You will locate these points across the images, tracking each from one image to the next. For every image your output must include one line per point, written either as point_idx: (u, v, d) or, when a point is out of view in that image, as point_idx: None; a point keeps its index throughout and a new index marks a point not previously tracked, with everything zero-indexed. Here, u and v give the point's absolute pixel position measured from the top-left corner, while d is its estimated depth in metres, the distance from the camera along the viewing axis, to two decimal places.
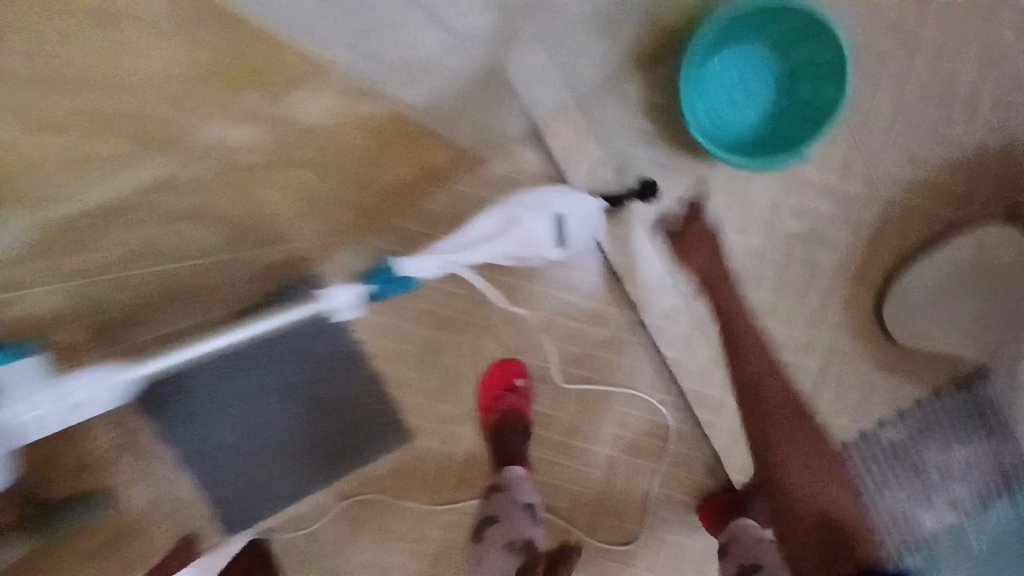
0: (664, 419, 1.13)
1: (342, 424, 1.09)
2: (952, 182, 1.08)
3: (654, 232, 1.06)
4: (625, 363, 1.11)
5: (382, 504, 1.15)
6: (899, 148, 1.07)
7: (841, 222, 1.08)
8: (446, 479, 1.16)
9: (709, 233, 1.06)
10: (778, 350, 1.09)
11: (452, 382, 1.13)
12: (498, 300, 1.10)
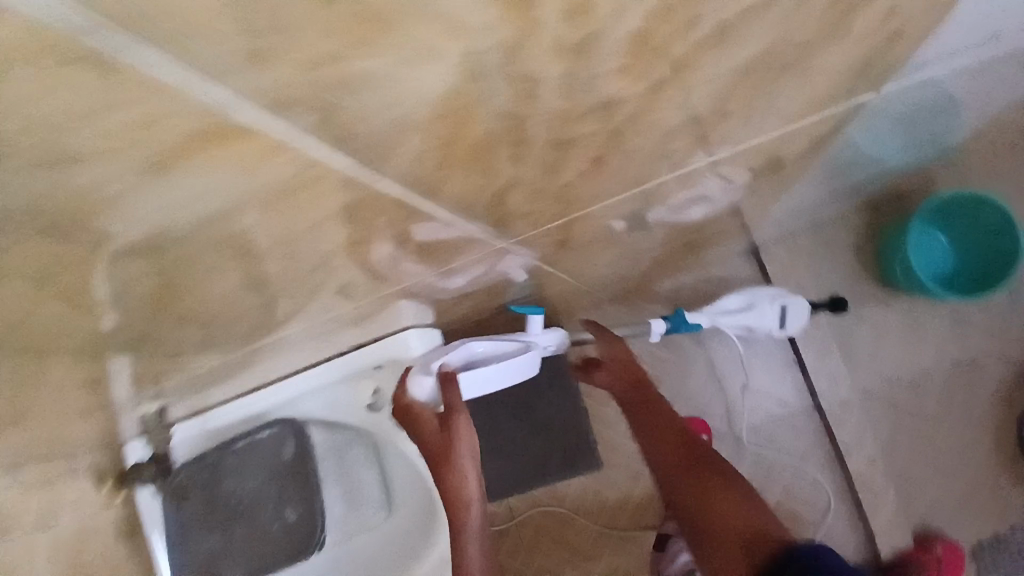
0: (824, 494, 1.28)
1: (549, 444, 1.32)
2: None
3: (838, 337, 1.31)
4: (798, 439, 1.30)
5: (567, 516, 1.34)
6: None
7: (1006, 356, 1.27)
8: (626, 506, 1.35)
9: (873, 343, 1.30)
10: (938, 455, 1.26)
11: None
12: (697, 367, 1.34)
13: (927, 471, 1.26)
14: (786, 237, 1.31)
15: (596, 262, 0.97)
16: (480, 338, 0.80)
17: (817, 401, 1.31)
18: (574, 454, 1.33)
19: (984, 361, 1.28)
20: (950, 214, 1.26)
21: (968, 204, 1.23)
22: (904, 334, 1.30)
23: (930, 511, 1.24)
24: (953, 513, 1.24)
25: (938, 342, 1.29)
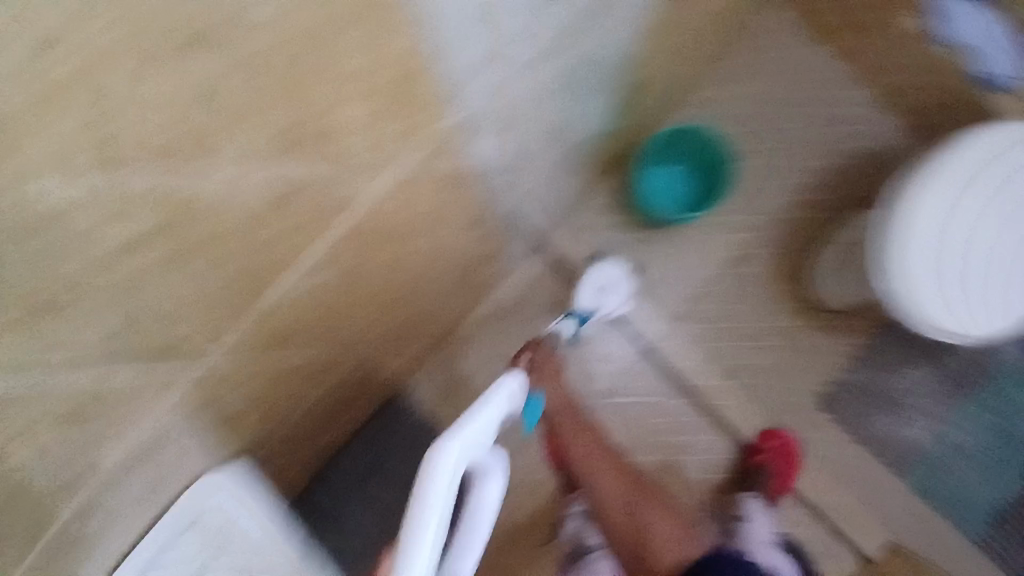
0: (678, 421, 1.38)
1: None
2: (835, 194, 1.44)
3: (634, 284, 1.41)
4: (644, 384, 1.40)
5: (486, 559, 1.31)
6: (783, 184, 1.45)
7: (764, 238, 1.43)
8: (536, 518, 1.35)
9: (662, 277, 1.42)
10: (749, 343, 1.41)
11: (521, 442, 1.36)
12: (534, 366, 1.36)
13: (749, 358, 1.40)
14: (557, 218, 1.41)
15: (351, 321, 0.99)
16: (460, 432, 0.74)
17: (643, 345, 1.40)
18: None
19: (750, 249, 1.43)
20: (660, 150, 1.43)
21: (661, 141, 1.42)
22: (680, 256, 1.43)
23: (757, 398, 1.39)
24: (779, 385, 1.40)
25: (707, 251, 1.43)
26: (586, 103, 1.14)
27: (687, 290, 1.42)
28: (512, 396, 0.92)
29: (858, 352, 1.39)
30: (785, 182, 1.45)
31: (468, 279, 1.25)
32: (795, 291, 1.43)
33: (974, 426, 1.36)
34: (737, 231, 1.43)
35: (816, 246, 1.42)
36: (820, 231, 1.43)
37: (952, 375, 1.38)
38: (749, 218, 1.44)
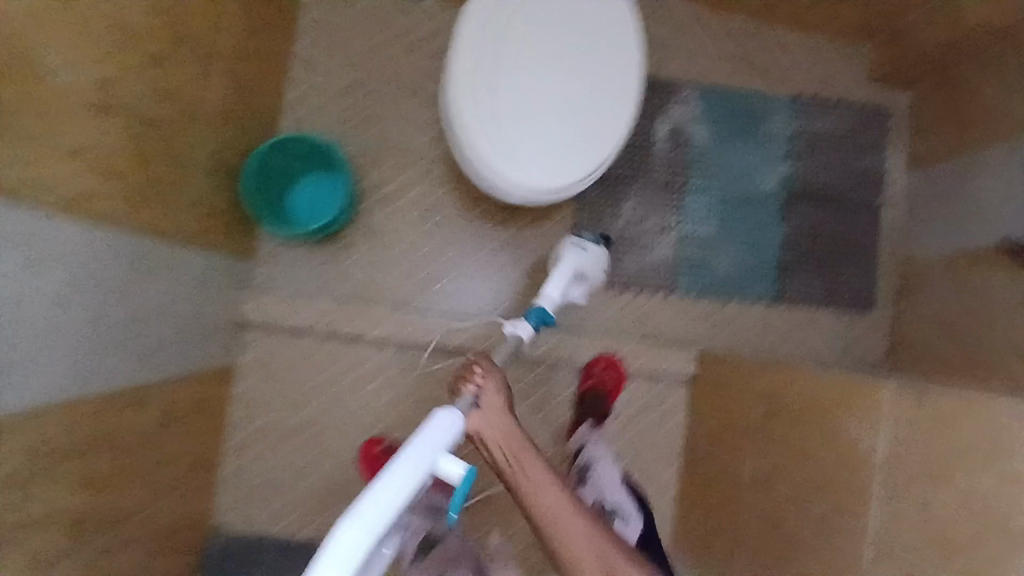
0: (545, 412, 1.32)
1: None
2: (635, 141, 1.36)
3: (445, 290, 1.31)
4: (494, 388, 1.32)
5: None
6: None
7: (577, 221, 1.35)
8: None
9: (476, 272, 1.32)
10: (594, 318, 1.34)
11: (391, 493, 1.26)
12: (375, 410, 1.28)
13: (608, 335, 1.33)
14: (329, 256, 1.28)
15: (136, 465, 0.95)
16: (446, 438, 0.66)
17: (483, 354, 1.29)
18: None
19: (619, 235, 1.36)
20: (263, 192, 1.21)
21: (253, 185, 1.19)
22: (539, 258, 1.34)
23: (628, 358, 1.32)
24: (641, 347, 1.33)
25: (570, 247, 1.34)
26: (469, 105, 0.93)
27: (549, 294, 1.33)
28: (446, 428, 0.67)
29: (732, 308, 1.38)
30: (636, 154, 1.36)
31: (228, 292, 1.19)
32: (630, 261, 1.36)
33: (764, 218, 1.37)
34: (597, 220, 1.35)
35: (686, 215, 1.37)
36: (683, 197, 1.37)
37: (823, 292, 1.38)
38: (607, 202, 1.36)
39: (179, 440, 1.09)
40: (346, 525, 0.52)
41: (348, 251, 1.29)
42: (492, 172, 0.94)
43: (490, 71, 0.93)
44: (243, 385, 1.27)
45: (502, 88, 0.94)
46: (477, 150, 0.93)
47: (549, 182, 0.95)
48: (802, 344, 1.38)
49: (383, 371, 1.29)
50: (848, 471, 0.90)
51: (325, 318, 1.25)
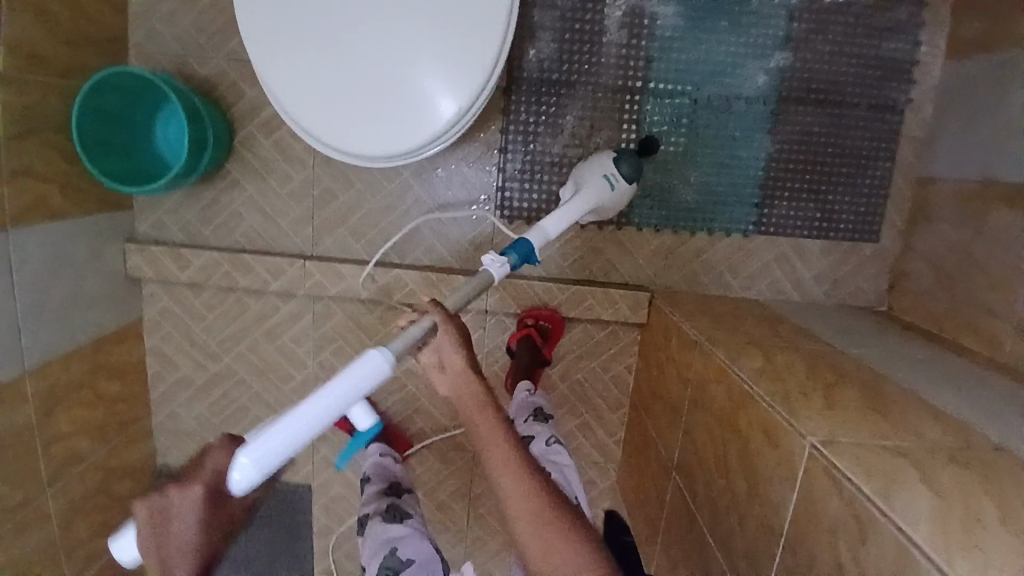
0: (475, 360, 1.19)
1: (267, 526, 1.24)
2: (569, 40, 1.08)
3: (350, 225, 1.13)
4: None
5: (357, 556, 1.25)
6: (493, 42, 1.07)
7: (501, 144, 1.11)
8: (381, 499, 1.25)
9: (385, 206, 1.13)
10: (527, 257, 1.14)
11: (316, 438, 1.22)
12: (291, 362, 1.19)
13: (547, 277, 1.14)
14: (216, 195, 1.12)
15: (15, 453, 0.89)
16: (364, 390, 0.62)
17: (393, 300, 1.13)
18: (288, 513, 1.24)
19: (558, 156, 1.11)
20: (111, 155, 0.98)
21: (96, 147, 0.96)
22: (459, 188, 1.13)
23: (565, 301, 1.13)
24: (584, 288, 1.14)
25: (496, 174, 1.12)
26: (343, 130, 0.75)
27: (474, 231, 1.14)
28: (380, 374, 0.61)
29: (700, 239, 1.14)
30: (580, 50, 1.08)
31: (102, 246, 1.06)
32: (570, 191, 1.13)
33: (736, 127, 1.09)
34: (531, 138, 1.11)
35: (644, 125, 1.10)
36: (643, 102, 1.10)
37: (818, 217, 1.11)
38: (543, 115, 1.10)
39: (73, 415, 1.01)
40: (247, 454, 0.52)
41: (235, 189, 1.12)
42: (431, 133, 0.74)
43: (314, 84, 0.75)
44: (153, 339, 1.18)
45: (334, 74, 0.74)
46: (397, 143, 0.75)
47: (403, 140, 0.75)
48: (780, 281, 1.15)
49: (294, 320, 1.16)
50: (732, 501, 0.74)
51: (219, 268, 1.12)
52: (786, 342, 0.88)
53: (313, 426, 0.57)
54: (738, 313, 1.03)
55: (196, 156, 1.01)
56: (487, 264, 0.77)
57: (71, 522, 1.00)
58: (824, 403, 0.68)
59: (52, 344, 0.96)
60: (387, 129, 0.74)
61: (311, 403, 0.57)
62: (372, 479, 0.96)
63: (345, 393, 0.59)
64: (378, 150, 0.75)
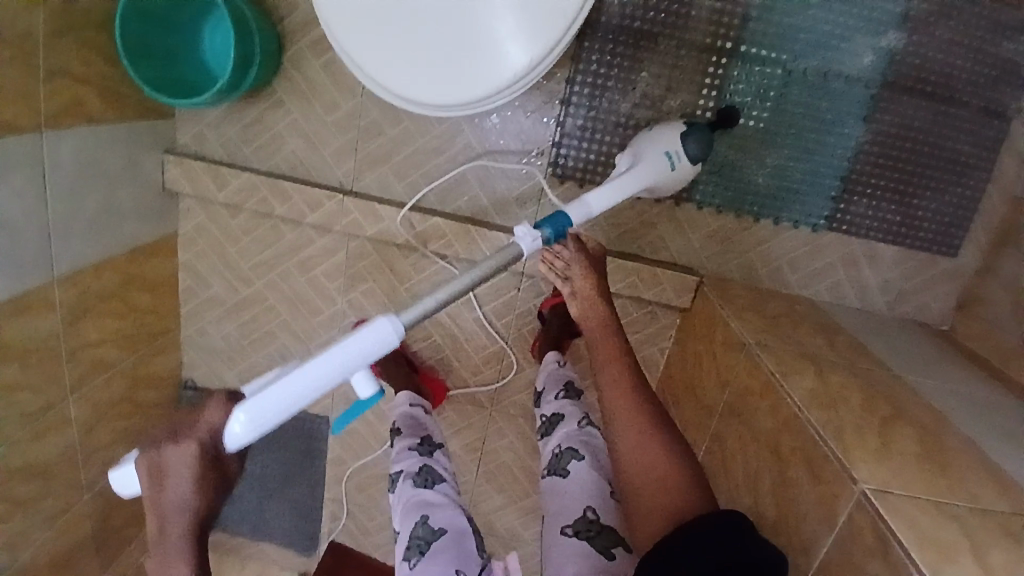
0: (505, 320, 1.15)
1: (283, 450, 1.27)
2: None
3: (394, 165, 1.07)
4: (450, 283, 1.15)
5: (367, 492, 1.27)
6: None
7: (564, 95, 1.02)
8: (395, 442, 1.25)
9: (432, 148, 1.06)
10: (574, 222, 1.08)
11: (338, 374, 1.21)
12: (320, 296, 1.16)
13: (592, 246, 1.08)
14: (259, 115, 1.07)
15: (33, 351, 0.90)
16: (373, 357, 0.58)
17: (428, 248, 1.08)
18: (304, 441, 1.26)
19: (625, 116, 1.01)
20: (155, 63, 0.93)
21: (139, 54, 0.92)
22: (512, 138, 1.05)
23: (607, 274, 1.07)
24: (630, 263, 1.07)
25: (555, 128, 1.03)
26: (416, 82, 0.68)
27: (522, 188, 1.06)
28: (387, 341, 0.58)
29: (764, 228, 1.05)
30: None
31: (141, 155, 1.04)
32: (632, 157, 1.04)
33: (828, 108, 0.98)
34: (599, 92, 1.01)
35: (726, 93, 0.99)
36: (729, 66, 0.98)
37: (898, 221, 1.01)
38: (616, 68, 1.00)
39: (103, 324, 1.02)
40: (243, 411, 0.52)
41: (279, 110, 1.07)
42: (515, 70, 0.66)
43: (379, 35, 0.68)
44: (187, 254, 1.16)
45: (400, 19, 0.67)
46: (477, 88, 0.66)
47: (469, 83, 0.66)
48: (842, 284, 1.06)
49: (328, 255, 1.13)
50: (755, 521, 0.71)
51: (255, 192, 1.08)
52: (840, 361, 0.82)
53: (313, 386, 0.55)
54: (792, 316, 0.96)
55: (240, 72, 0.94)
56: (518, 237, 0.67)
57: (95, 426, 1.04)
58: (877, 445, 0.62)
59: (87, 253, 0.97)
60: (464, 74, 0.66)
61: (313, 364, 0.55)
62: (402, 432, 0.90)
63: (348, 357, 0.56)
64: (458, 99, 0.67)
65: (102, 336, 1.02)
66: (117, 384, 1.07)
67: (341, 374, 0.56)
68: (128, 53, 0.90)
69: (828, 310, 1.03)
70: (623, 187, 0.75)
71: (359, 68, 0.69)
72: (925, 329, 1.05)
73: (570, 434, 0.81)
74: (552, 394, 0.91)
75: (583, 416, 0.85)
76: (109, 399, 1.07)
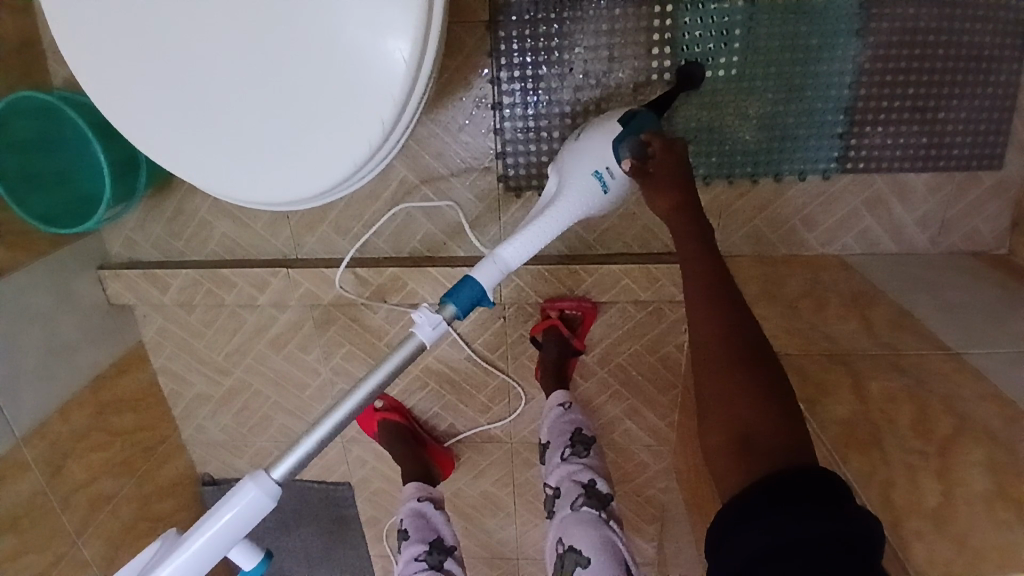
0: (499, 352, 1.04)
1: (317, 522, 1.23)
2: None
3: (334, 219, 0.96)
4: None
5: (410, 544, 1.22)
6: None
7: (492, 98, 0.87)
8: None
9: (368, 192, 0.94)
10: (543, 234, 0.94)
11: (344, 440, 1.15)
12: (302, 370, 1.09)
13: (568, 257, 0.95)
14: (180, 204, 0.98)
15: (39, 517, 0.86)
16: (256, 518, 0.57)
17: (394, 302, 0.98)
18: (336, 509, 1.22)
19: (570, 103, 0.85)
20: (41, 196, 0.85)
21: (23, 190, 0.83)
22: (452, 161, 0.91)
23: (593, 284, 0.94)
24: (619, 267, 0.93)
25: (494, 137, 0.89)
26: (314, 162, 0.59)
27: (478, 212, 0.94)
28: (261, 505, 0.57)
29: (765, 188, 0.88)
30: None
31: (70, 278, 0.95)
32: None
33: (807, 30, 0.80)
34: (532, 84, 0.85)
35: (681, 47, 0.82)
36: (678, 14, 0.81)
37: (925, 143, 0.84)
38: (544, 51, 0.83)
39: (89, 459, 0.95)
40: None
41: (198, 193, 0.97)
42: (399, 78, 0.55)
43: (248, 144, 0.59)
44: (160, 359, 1.10)
45: (257, 117, 0.58)
46: (374, 124, 0.57)
47: (375, 137, 0.57)
48: (873, 230, 0.90)
49: (296, 329, 1.05)
50: None
51: (200, 286, 1.00)
52: (878, 352, 0.67)
53: (201, 564, 0.56)
54: (817, 294, 0.81)
55: (130, 177, 0.88)
56: (419, 324, 0.66)
57: (116, 558, 0.99)
58: (937, 494, 0.50)
59: (44, 401, 0.88)
60: (352, 120, 0.57)
61: (193, 549, 0.56)
62: (410, 538, 0.84)
63: (226, 533, 0.56)
64: (364, 148, 0.58)
65: (103, 474, 0.97)
66: (134, 510, 1.03)
67: (225, 548, 0.56)
68: (11, 193, 0.81)
69: (860, 268, 0.88)
70: (544, 229, 0.72)
71: (253, 188, 0.61)
72: (979, 260, 0.88)
73: (565, 523, 0.77)
74: (556, 457, 0.85)
75: (580, 493, 0.79)
76: (133, 530, 1.03)
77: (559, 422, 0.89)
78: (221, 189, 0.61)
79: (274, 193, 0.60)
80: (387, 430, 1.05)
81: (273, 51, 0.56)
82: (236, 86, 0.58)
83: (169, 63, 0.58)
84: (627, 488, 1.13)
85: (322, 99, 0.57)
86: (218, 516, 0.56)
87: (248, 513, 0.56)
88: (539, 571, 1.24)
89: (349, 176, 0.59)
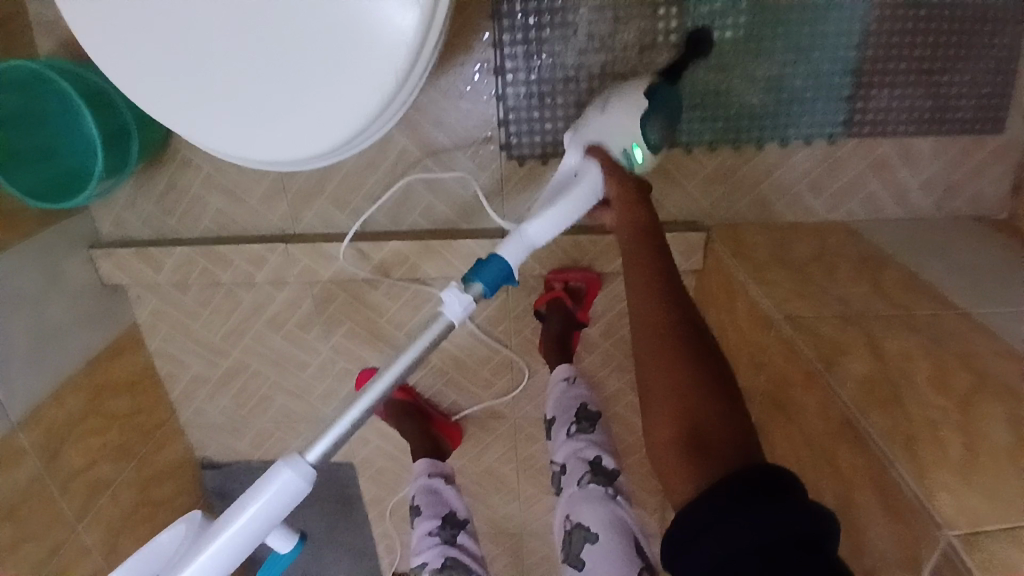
0: (503, 326, 1.03)
1: (321, 502, 1.22)
2: None
3: (332, 193, 0.94)
4: None
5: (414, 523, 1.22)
6: None
7: (495, 62, 0.84)
8: None
9: (368, 163, 0.92)
10: None
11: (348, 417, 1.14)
12: (302, 349, 1.07)
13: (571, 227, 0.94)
14: (172, 180, 0.95)
15: (37, 505, 0.84)
16: (293, 502, 0.56)
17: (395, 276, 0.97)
18: (339, 489, 1.21)
19: (574, 68, 0.84)
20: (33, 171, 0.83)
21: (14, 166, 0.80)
22: (453, 131, 0.89)
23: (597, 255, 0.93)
24: None
25: (496, 104, 0.87)
26: (321, 121, 0.57)
27: (479, 181, 0.92)
28: (297, 489, 0.56)
29: (769, 154, 0.87)
30: None
31: (62, 257, 0.92)
32: None
33: None
34: (535, 47, 0.83)
35: (687, 8, 0.80)
36: None
37: (931, 105, 0.83)
38: (547, 13, 0.81)
39: (86, 444, 0.93)
40: None
41: (191, 169, 0.94)
42: (408, 31, 0.53)
43: (251, 105, 0.57)
44: (155, 341, 1.08)
45: (259, 77, 0.56)
46: (383, 79, 0.55)
47: (383, 92, 0.55)
48: (878, 194, 0.89)
49: (295, 307, 1.03)
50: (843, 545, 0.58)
51: (195, 264, 0.98)
52: (892, 313, 0.66)
53: (237, 551, 0.55)
54: (826, 258, 0.80)
55: (119, 148, 0.84)
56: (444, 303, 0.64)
57: (118, 543, 0.97)
58: (960, 448, 0.50)
59: (38, 385, 0.85)
60: (362, 76, 0.55)
61: (228, 535, 0.54)
62: (422, 514, 0.83)
63: (262, 518, 0.54)
64: (372, 105, 0.56)
65: (99, 460, 0.95)
66: (133, 495, 1.01)
67: (260, 533, 0.55)
68: None
69: (866, 233, 0.87)
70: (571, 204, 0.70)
71: (259, 150, 0.59)
72: (981, 224, 0.88)
73: (573, 500, 0.77)
74: (561, 433, 0.84)
75: (586, 470, 0.79)
76: (134, 515, 1.01)
77: (565, 397, 0.88)
78: (227, 151, 0.60)
79: (281, 154, 0.59)
80: (390, 407, 1.04)
81: (274, 6, 0.54)
82: (238, 44, 0.55)
83: (166, 21, 0.55)
84: (631, 460, 1.14)
85: (327, 55, 0.55)
86: (254, 500, 0.54)
87: (283, 499, 0.55)
88: (544, 545, 1.25)
89: (357, 134, 0.57)
